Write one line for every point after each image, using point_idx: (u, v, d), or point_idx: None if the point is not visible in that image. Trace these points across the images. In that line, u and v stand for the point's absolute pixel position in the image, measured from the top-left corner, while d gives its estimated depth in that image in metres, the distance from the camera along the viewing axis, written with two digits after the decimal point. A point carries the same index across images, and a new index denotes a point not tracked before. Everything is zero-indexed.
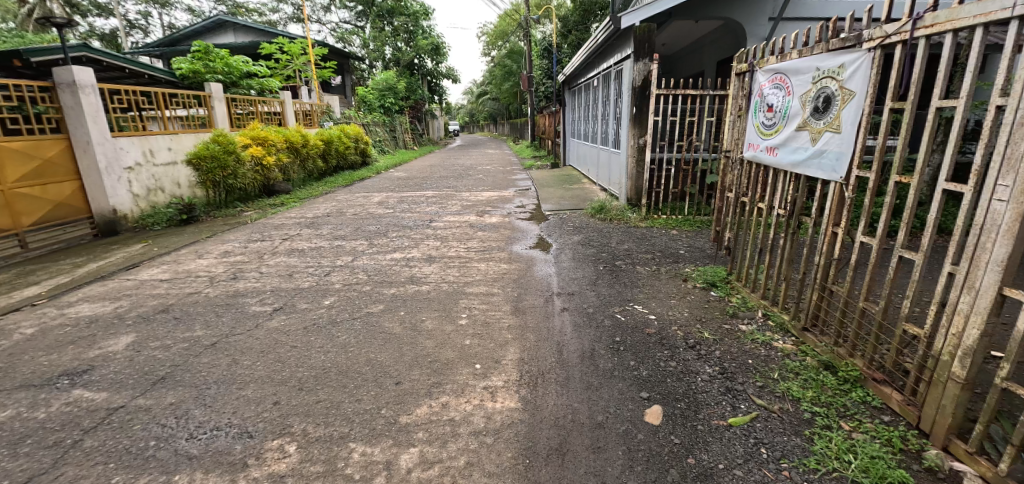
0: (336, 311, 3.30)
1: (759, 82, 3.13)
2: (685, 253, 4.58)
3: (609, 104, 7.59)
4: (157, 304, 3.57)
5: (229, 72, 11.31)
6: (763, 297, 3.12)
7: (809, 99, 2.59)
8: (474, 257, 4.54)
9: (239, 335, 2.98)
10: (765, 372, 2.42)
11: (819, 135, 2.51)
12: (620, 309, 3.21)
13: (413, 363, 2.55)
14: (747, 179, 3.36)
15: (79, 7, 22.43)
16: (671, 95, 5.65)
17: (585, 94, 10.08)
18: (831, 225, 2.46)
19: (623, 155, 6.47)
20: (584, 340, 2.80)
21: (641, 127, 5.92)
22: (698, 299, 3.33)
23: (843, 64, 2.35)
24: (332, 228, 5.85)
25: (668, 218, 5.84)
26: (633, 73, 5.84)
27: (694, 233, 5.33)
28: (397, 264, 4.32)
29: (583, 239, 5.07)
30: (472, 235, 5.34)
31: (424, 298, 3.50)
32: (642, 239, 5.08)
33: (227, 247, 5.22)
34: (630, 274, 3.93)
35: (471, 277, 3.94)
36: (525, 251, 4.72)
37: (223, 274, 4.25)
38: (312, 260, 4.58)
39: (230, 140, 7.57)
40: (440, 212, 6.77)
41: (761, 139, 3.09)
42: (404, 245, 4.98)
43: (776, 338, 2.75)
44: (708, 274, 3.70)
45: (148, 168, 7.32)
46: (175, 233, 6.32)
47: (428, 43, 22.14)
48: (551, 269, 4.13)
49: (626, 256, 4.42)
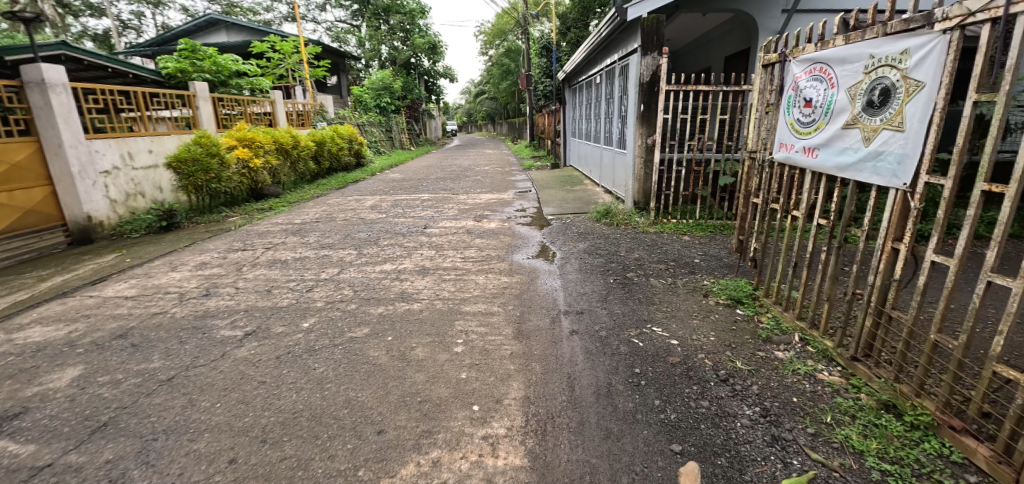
0: (316, 335, 2.92)
1: (793, 73, 2.75)
2: (701, 263, 4.20)
3: (614, 101, 7.21)
4: (116, 329, 3.20)
5: (218, 71, 10.88)
6: (799, 318, 2.75)
7: (860, 92, 2.21)
8: (471, 268, 4.16)
9: (201, 368, 2.61)
10: (815, 414, 2.05)
11: (875, 134, 2.13)
12: (636, 331, 2.83)
13: (399, 405, 2.18)
14: (777, 183, 2.97)
15: (70, 8, 22.03)
16: (681, 91, 5.28)
17: (586, 91, 9.70)
18: (891, 241, 2.08)
19: (629, 155, 6.10)
20: (598, 372, 2.43)
21: (649, 126, 5.54)
22: (723, 318, 2.96)
23: (907, 50, 1.96)
24: (319, 236, 5.46)
25: (678, 222, 5.48)
26: (640, 68, 5.47)
27: (708, 239, 4.95)
28: (387, 277, 3.95)
29: (589, 247, 4.69)
30: (470, 243, 4.96)
31: (415, 318, 3.12)
32: (653, 246, 4.70)
33: (204, 258, 4.83)
34: (643, 288, 3.55)
35: (468, 292, 3.56)
36: (527, 262, 4.34)
37: (195, 291, 3.87)
38: (295, 273, 4.20)
39: (214, 142, 7.16)
40: (435, 217, 6.39)
41: (796, 138, 2.70)
42: (397, 255, 4.60)
43: (820, 369, 2.38)
44: (731, 289, 3.32)
45: (127, 171, 6.93)
46: (152, 242, 5.92)
47: (425, 41, 21.74)
48: (556, 282, 3.75)
49: (637, 266, 4.05)
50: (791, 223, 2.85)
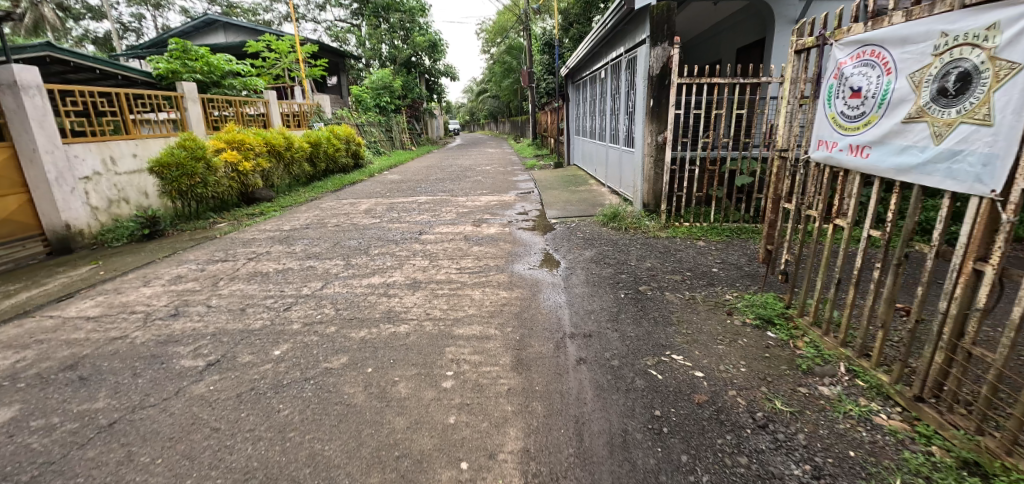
0: (285, 367, 2.55)
1: (835, 59, 2.36)
2: (721, 273, 3.81)
3: (620, 96, 6.82)
4: (66, 358, 2.87)
5: (211, 72, 10.57)
6: (844, 345, 2.36)
7: (928, 77, 1.81)
8: (467, 281, 3.77)
9: (149, 410, 2.28)
10: (881, 477, 1.65)
11: (950, 129, 1.73)
12: (653, 360, 2.45)
13: (372, 461, 1.82)
14: (816, 186, 2.57)
15: (69, 11, 21.90)
16: (694, 84, 4.88)
17: (591, 87, 9.28)
18: (972, 260, 1.70)
19: (637, 154, 5.70)
20: (611, 415, 2.05)
21: (660, 122, 5.15)
22: (752, 343, 2.58)
23: (996, 23, 1.57)
24: (306, 245, 5.09)
25: (692, 226, 5.09)
26: (649, 60, 5.07)
27: (725, 245, 4.56)
28: (374, 293, 3.57)
29: (596, 255, 4.31)
30: (467, 251, 4.59)
31: (400, 344, 2.74)
32: (666, 254, 4.31)
33: (181, 271, 4.47)
34: (659, 304, 3.16)
35: (462, 311, 3.17)
36: (528, 272, 3.96)
37: (163, 310, 3.52)
38: (274, 287, 3.83)
39: (200, 145, 6.83)
40: (432, 221, 6.01)
41: (841, 134, 2.32)
42: (386, 266, 4.22)
43: (877, 410, 1.99)
44: (759, 307, 2.94)
45: (109, 177, 6.60)
46: (131, 252, 5.59)
47: (426, 40, 21.39)
48: (561, 297, 3.36)
49: (651, 277, 3.66)
50: (833, 234, 2.47)
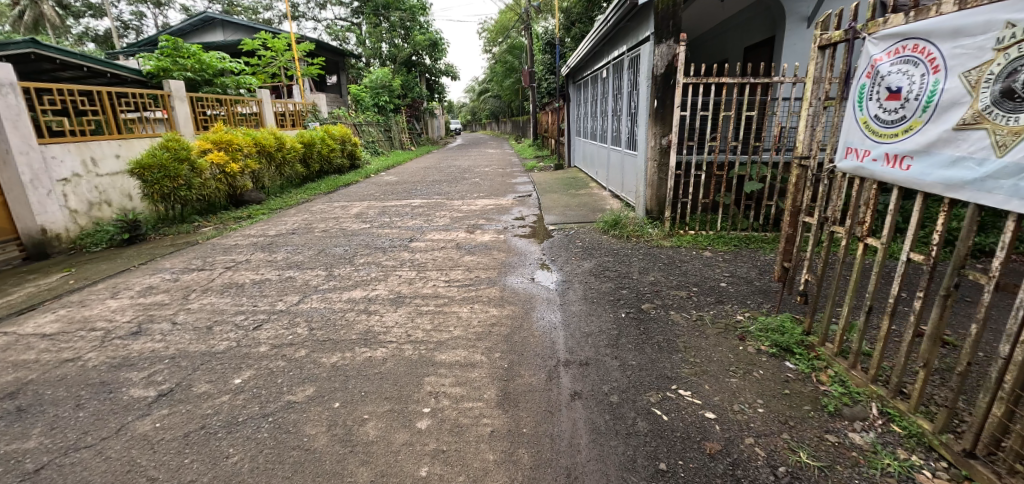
0: (243, 400, 2.27)
1: (868, 55, 2.11)
2: (730, 289, 3.53)
3: (622, 96, 6.53)
4: (8, 383, 2.59)
5: (203, 70, 10.29)
6: (875, 381, 2.10)
7: (989, 75, 1.57)
8: (455, 296, 3.47)
9: (82, 452, 1.99)
10: None
11: (1017, 138, 1.49)
12: (657, 396, 2.17)
13: None
14: (844, 201, 2.30)
15: (69, 9, 21.66)
16: (701, 83, 4.59)
17: (591, 87, 9.01)
18: None
19: (639, 157, 5.42)
20: (608, 467, 1.77)
21: (665, 124, 4.85)
22: (769, 375, 2.31)
23: None
24: (289, 252, 4.82)
25: (697, 234, 4.80)
26: (653, 59, 4.77)
27: (733, 257, 4.28)
28: (353, 310, 3.29)
29: (595, 266, 4.01)
30: (458, 261, 4.30)
31: (375, 373, 2.45)
32: (670, 266, 4.02)
33: (153, 281, 4.19)
34: (663, 326, 2.87)
35: (447, 333, 2.87)
36: (522, 286, 3.67)
37: (124, 328, 3.23)
38: (247, 302, 3.55)
39: (184, 145, 6.56)
40: (424, 227, 5.73)
41: (875, 142, 2.07)
42: (371, 278, 3.93)
43: (919, 466, 1.72)
44: (775, 332, 2.66)
45: (89, 179, 6.32)
46: (107, 258, 5.30)
47: (426, 38, 21.10)
48: (555, 316, 3.08)
49: (654, 293, 3.37)
50: (863, 254, 2.19)
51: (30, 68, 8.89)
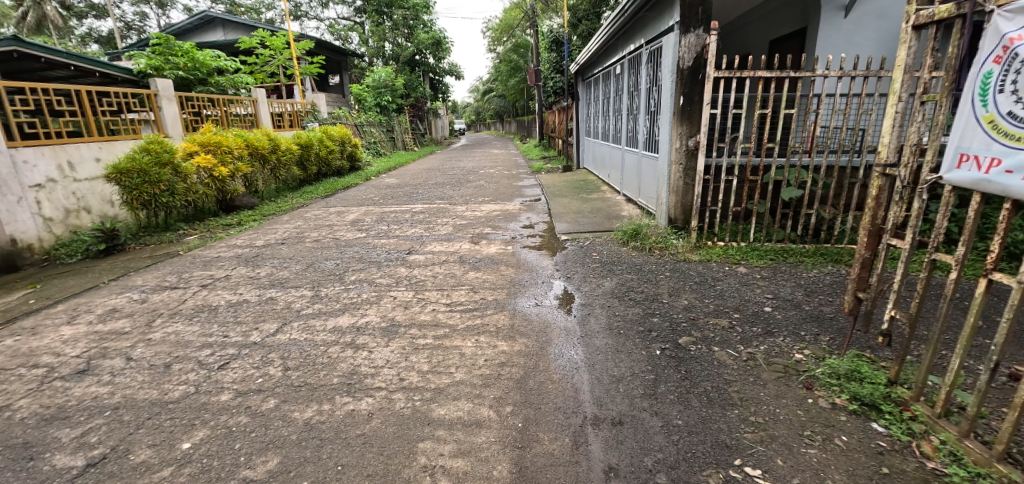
0: (186, 477, 1.79)
1: (998, 34, 1.59)
2: (778, 317, 3.01)
3: (639, 93, 6.01)
4: None
5: (196, 69, 9.84)
6: (1005, 460, 1.61)
7: None
8: (457, 325, 2.96)
9: None
10: None
11: None
12: (718, 478, 1.68)
13: None
14: (954, 222, 1.79)
15: (72, 10, 21.47)
16: (734, 77, 4.08)
17: (603, 84, 8.52)
18: None
19: (661, 159, 4.90)
20: None
21: (691, 124, 4.34)
22: (857, 445, 1.81)
23: None
24: (274, 267, 4.34)
25: (727, 246, 4.29)
26: (679, 51, 4.27)
27: (773, 274, 3.77)
28: (337, 344, 2.78)
29: (617, 286, 3.51)
30: (462, 278, 3.82)
31: (356, 436, 1.96)
32: (704, 286, 3.51)
33: (118, 302, 3.74)
34: (707, 368, 2.37)
35: (447, 376, 2.37)
36: (535, 310, 3.16)
37: (70, 365, 2.77)
38: (217, 331, 3.07)
39: (167, 148, 6.10)
40: (424, 237, 5.25)
41: (1012, 147, 1.55)
42: (361, 300, 3.45)
43: None
44: (850, 380, 2.16)
45: (65, 184, 5.86)
46: (78, 272, 4.85)
47: (430, 37, 20.64)
48: (576, 352, 2.58)
49: (691, 323, 2.86)
50: (984, 292, 1.69)
51: (15, 66, 8.49)
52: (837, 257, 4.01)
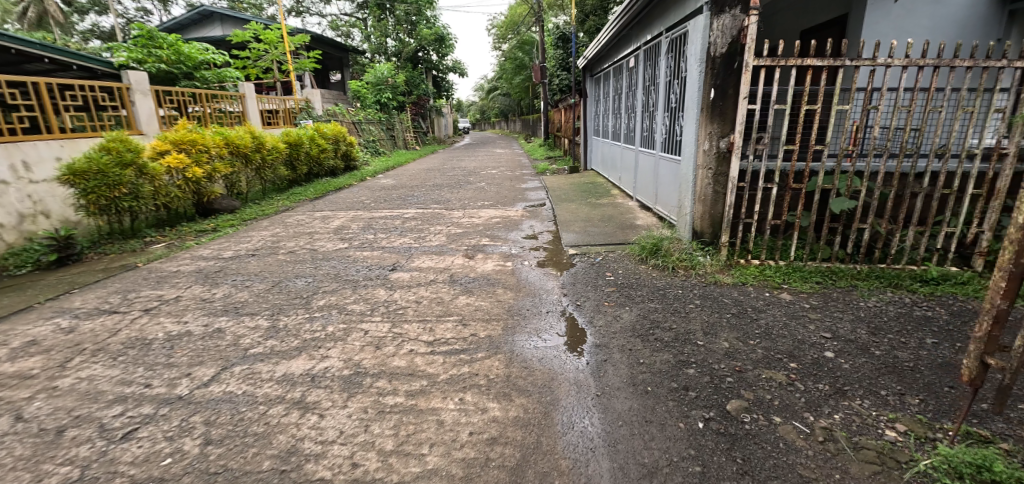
0: None
1: None
2: (846, 366, 2.37)
3: (657, 86, 5.34)
4: None
5: (181, 62, 9.29)
6: None
7: None
8: (438, 376, 2.33)
9: None
10: None
11: None
12: None
13: None
14: None
15: (74, 5, 21.03)
16: (778, 66, 3.42)
17: (614, 78, 7.84)
18: None
19: (684, 162, 4.24)
20: None
21: (724, 122, 3.69)
22: None
23: None
24: (234, 287, 3.73)
25: (765, 266, 3.65)
26: (711, 35, 3.61)
27: (826, 304, 3.11)
28: (282, 402, 2.16)
29: (636, 320, 2.87)
30: (450, 306, 3.19)
31: None
32: (746, 321, 2.85)
33: (41, 332, 3.12)
34: (770, 453, 1.73)
35: (417, 462, 1.75)
36: (537, 354, 2.52)
37: None
38: (140, 378, 2.45)
39: (131, 147, 5.51)
40: (413, 249, 4.61)
41: None
42: (325, 335, 2.81)
43: None
44: None
45: (18, 186, 5.25)
46: (16, 289, 4.23)
47: (432, 33, 19.93)
48: (588, 423, 1.95)
49: (738, 378, 2.22)
50: None
51: None
52: (897, 281, 3.36)
